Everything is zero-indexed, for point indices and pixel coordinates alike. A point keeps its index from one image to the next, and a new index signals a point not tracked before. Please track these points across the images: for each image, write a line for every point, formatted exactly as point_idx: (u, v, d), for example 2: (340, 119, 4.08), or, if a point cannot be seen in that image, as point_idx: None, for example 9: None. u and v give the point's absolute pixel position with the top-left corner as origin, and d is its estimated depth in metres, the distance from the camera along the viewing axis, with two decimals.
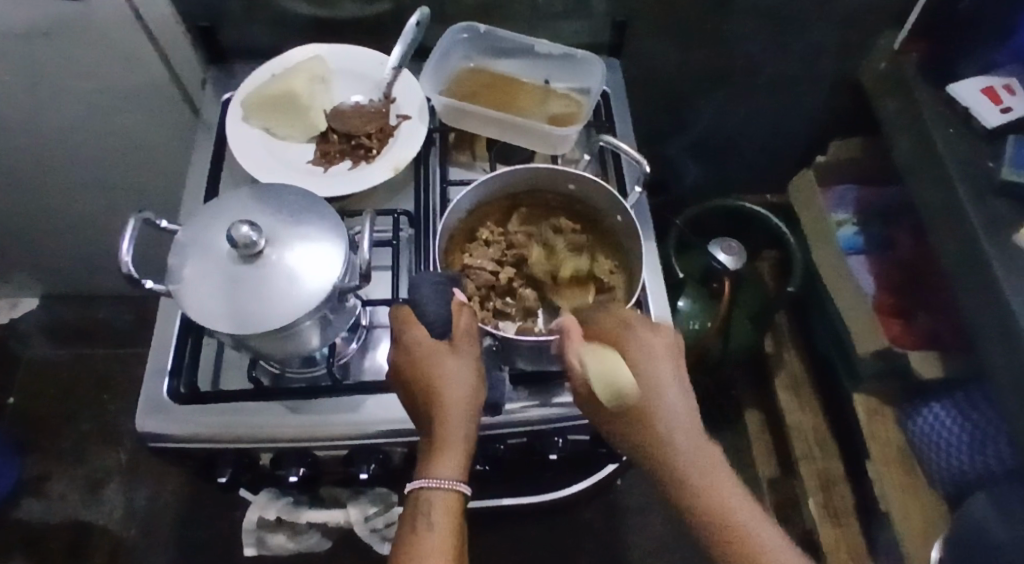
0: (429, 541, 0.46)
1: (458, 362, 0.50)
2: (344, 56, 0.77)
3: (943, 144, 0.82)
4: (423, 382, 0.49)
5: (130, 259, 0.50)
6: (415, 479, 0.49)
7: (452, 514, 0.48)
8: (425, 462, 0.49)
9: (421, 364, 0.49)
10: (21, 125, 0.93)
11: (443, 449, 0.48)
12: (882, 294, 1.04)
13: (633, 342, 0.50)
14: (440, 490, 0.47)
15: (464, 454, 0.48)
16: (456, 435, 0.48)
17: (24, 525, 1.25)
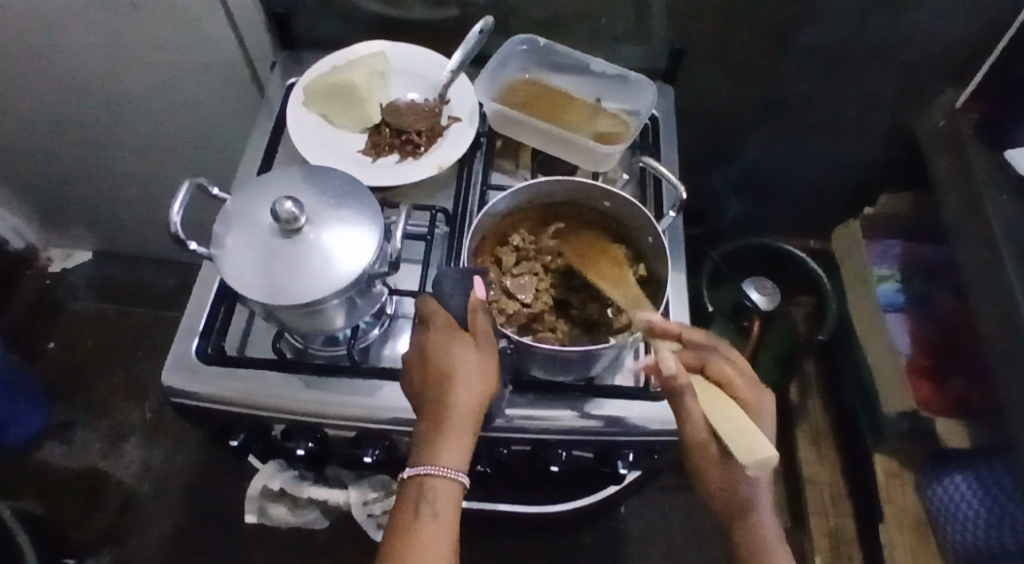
0: (430, 527, 0.49)
1: (478, 357, 0.50)
2: (406, 54, 0.80)
3: (993, 209, 0.80)
4: (440, 374, 0.50)
5: (179, 221, 0.52)
6: (416, 465, 0.50)
7: (452, 501, 0.50)
8: (428, 449, 0.50)
9: (443, 355, 0.50)
10: (99, 85, 0.99)
11: (451, 440, 0.49)
12: (916, 354, 1.02)
13: (753, 401, 0.53)
14: (444, 479, 0.49)
15: (470, 446, 0.50)
16: (465, 427, 0.50)
17: (45, 466, 1.30)
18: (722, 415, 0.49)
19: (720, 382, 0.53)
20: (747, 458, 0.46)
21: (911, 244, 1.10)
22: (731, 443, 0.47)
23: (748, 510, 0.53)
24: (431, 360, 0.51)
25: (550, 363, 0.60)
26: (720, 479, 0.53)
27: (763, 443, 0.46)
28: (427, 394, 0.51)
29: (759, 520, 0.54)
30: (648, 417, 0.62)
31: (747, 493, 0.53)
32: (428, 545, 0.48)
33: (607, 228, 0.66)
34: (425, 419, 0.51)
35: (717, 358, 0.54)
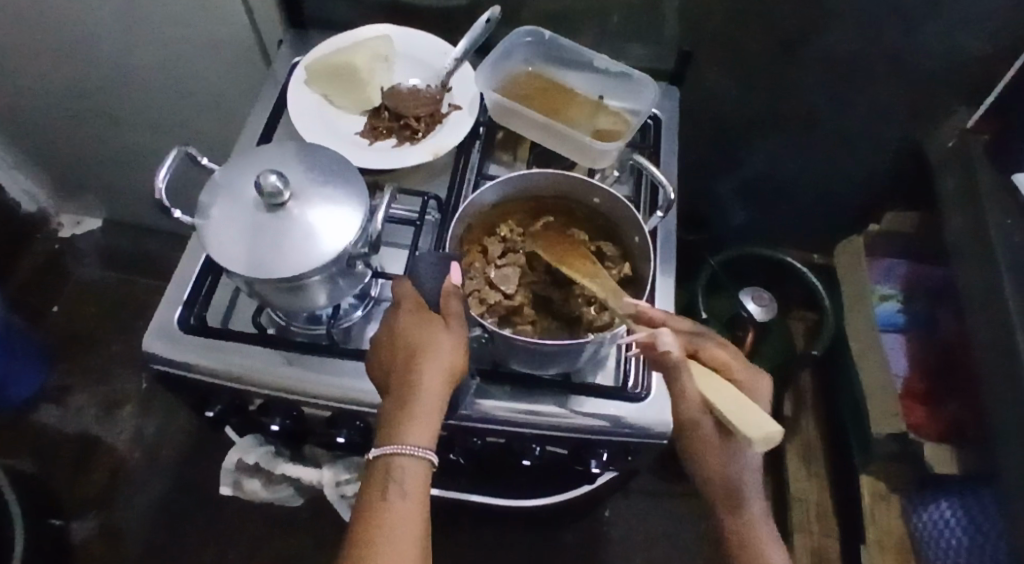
0: (399, 508, 0.48)
1: (448, 338, 0.51)
2: (412, 40, 0.80)
3: (997, 232, 0.79)
4: (410, 354, 0.50)
5: (163, 187, 0.53)
6: (383, 445, 0.49)
7: (421, 482, 0.49)
8: (394, 428, 0.49)
9: (413, 334, 0.50)
10: (113, 53, 1.00)
11: (418, 418, 0.49)
12: (912, 378, 1.01)
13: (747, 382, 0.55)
14: (412, 458, 0.49)
15: (437, 426, 0.50)
16: (433, 406, 0.49)
17: (39, 427, 1.32)
18: (722, 395, 0.50)
19: (715, 366, 0.55)
20: (752, 432, 0.47)
21: (915, 264, 1.08)
22: (733, 420, 0.48)
23: (739, 494, 0.55)
24: (401, 341, 0.51)
25: (528, 359, 0.59)
26: (716, 461, 0.54)
27: (766, 419, 0.48)
28: (394, 375, 0.51)
29: (747, 501, 0.56)
30: (623, 417, 0.62)
31: (738, 476, 0.54)
32: (394, 526, 0.47)
33: (595, 225, 0.65)
34: (391, 400, 0.51)
35: (711, 344, 0.56)
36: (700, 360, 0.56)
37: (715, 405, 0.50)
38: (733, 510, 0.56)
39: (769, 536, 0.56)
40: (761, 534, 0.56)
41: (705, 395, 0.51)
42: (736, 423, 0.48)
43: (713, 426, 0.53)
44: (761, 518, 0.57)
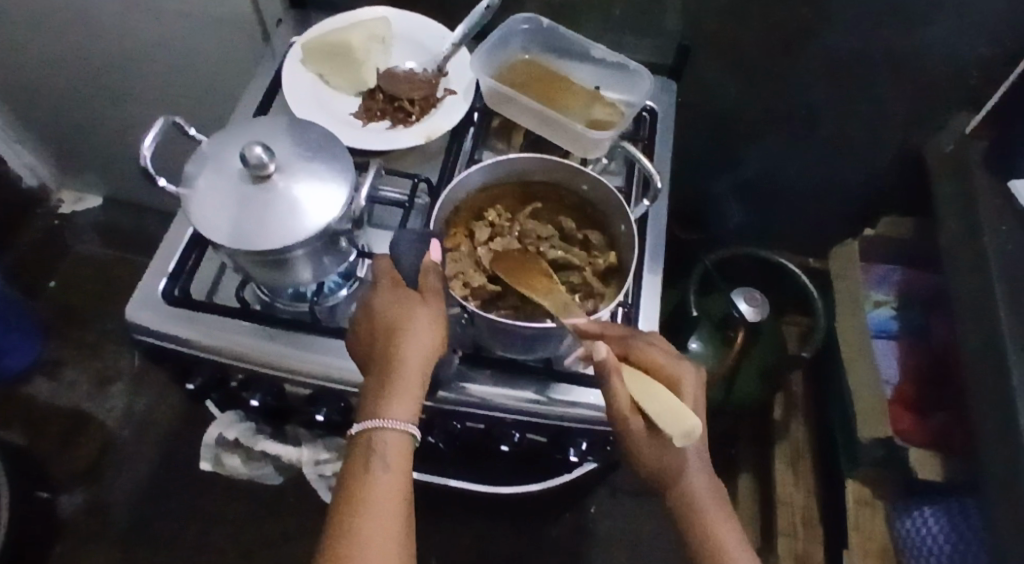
0: (381, 480, 0.48)
1: (428, 313, 0.51)
2: (410, 23, 0.80)
3: (991, 238, 0.78)
4: (390, 328, 0.50)
5: (148, 155, 0.53)
6: (365, 420, 0.50)
7: (402, 455, 0.49)
8: (376, 403, 0.49)
9: (393, 310, 0.51)
10: (115, 27, 1.00)
11: (399, 391, 0.49)
12: (905, 384, 1.01)
13: (673, 374, 0.53)
14: (393, 431, 0.49)
15: (418, 400, 0.50)
16: (414, 380, 0.50)
17: (31, 400, 1.32)
18: (649, 394, 0.50)
19: (643, 365, 0.54)
20: (674, 430, 0.47)
21: (910, 271, 1.08)
22: (660, 420, 0.48)
23: (680, 482, 0.55)
24: (380, 318, 0.51)
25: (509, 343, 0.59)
26: (651, 456, 0.53)
27: (690, 417, 0.47)
28: (375, 351, 0.51)
29: (693, 489, 0.55)
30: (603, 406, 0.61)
31: (676, 465, 0.54)
32: (377, 498, 0.47)
33: (583, 214, 0.65)
34: (372, 376, 0.51)
35: (639, 342, 0.54)
36: (629, 362, 0.54)
37: (644, 408, 0.49)
38: (682, 499, 0.55)
39: (726, 521, 0.55)
40: (716, 520, 0.55)
41: (635, 398, 0.50)
42: (663, 423, 0.47)
43: (644, 424, 0.51)
44: (714, 503, 0.56)
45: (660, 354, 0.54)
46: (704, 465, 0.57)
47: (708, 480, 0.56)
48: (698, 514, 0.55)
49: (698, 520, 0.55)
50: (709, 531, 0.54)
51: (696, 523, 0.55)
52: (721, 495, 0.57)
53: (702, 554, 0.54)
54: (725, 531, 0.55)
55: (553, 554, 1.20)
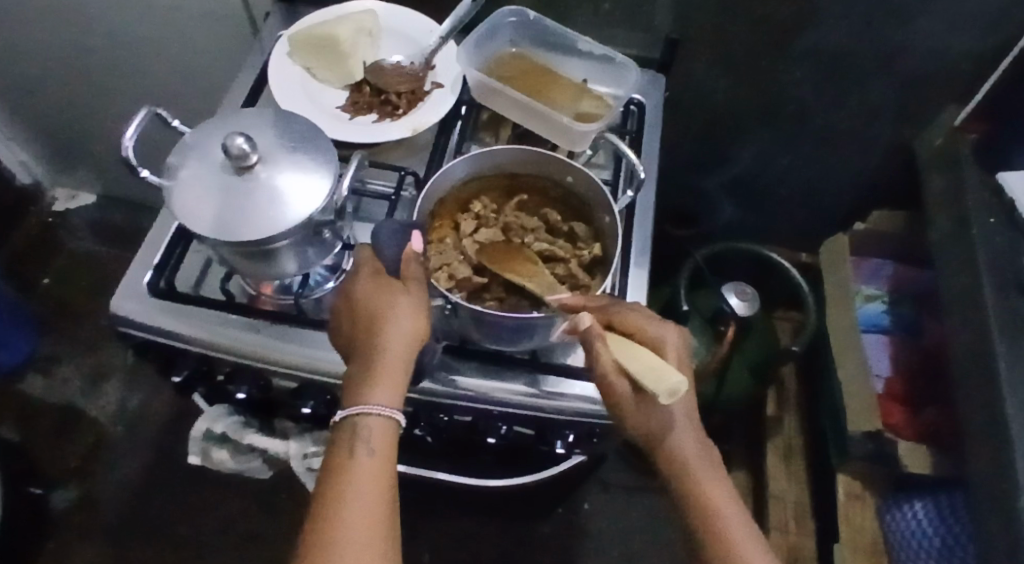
0: (365, 464, 0.48)
1: (410, 301, 0.51)
2: (399, 17, 0.80)
3: (979, 231, 0.78)
4: (373, 314, 0.51)
5: (130, 145, 0.53)
6: (348, 407, 0.50)
7: (387, 441, 0.49)
8: (359, 390, 0.50)
9: (375, 298, 0.51)
10: (104, 21, 1.00)
11: (382, 377, 0.49)
12: (895, 379, 1.01)
13: (654, 336, 0.53)
14: (377, 417, 0.49)
15: (402, 387, 0.50)
16: (397, 367, 0.50)
17: (23, 397, 1.32)
18: (632, 356, 0.50)
19: (628, 331, 0.54)
20: (657, 388, 0.47)
21: (902, 265, 1.08)
22: (642, 379, 0.48)
23: (666, 444, 0.53)
24: (363, 305, 0.51)
25: (495, 335, 0.59)
26: (638, 418, 0.53)
27: (673, 374, 0.47)
28: (359, 338, 0.52)
29: (683, 451, 0.53)
30: (589, 398, 0.61)
31: (662, 425, 0.53)
32: (361, 483, 0.47)
33: (569, 206, 0.65)
34: (356, 362, 0.51)
35: (623, 308, 0.54)
36: (614, 329, 0.54)
37: (626, 368, 0.49)
38: (669, 458, 0.53)
39: (717, 480, 0.53)
40: (705, 479, 0.53)
41: (619, 361, 0.50)
42: (646, 382, 0.48)
43: (631, 389, 0.51)
44: (704, 462, 0.53)
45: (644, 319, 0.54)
46: (692, 424, 0.55)
47: (698, 440, 0.54)
48: (687, 473, 0.53)
49: (686, 479, 0.53)
50: (699, 490, 0.52)
51: (684, 481, 0.53)
52: (712, 455, 0.55)
53: (694, 515, 0.52)
54: (715, 490, 0.52)
55: (547, 549, 1.20)
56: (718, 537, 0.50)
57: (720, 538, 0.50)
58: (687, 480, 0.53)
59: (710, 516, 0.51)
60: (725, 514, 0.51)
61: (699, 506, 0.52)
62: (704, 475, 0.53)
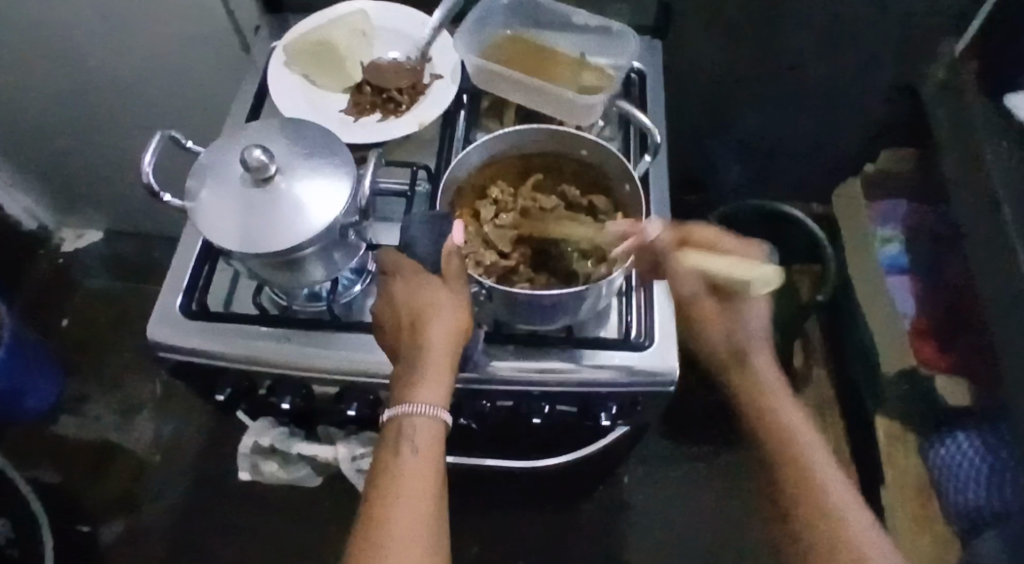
0: (412, 463, 0.48)
1: (449, 294, 0.52)
2: (390, 14, 0.80)
3: (992, 156, 0.79)
4: (414, 314, 0.51)
5: (150, 171, 0.54)
6: (395, 405, 0.50)
7: (433, 440, 0.50)
8: (406, 390, 0.50)
9: (414, 294, 0.51)
10: (93, 56, 1.00)
11: (428, 378, 0.50)
12: (921, 317, 1.02)
13: (735, 248, 0.57)
14: (423, 416, 0.49)
15: (447, 386, 0.50)
16: (441, 367, 0.50)
17: (59, 438, 1.33)
18: (712, 262, 0.56)
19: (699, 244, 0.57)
20: (753, 278, 0.54)
21: (916, 205, 1.08)
22: (737, 274, 0.55)
23: (745, 363, 0.58)
24: (403, 305, 0.52)
25: (529, 315, 0.59)
26: (717, 330, 0.59)
27: (760, 268, 0.55)
28: (401, 340, 0.52)
29: (759, 373, 0.58)
30: (630, 367, 0.62)
31: (741, 349, 0.58)
32: (408, 480, 0.47)
33: (586, 180, 0.65)
34: (402, 364, 0.52)
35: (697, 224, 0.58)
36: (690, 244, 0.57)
37: (713, 272, 0.55)
38: (750, 394, 0.58)
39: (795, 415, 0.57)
40: (786, 413, 0.57)
41: (700, 270, 0.56)
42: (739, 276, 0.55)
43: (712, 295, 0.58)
44: (785, 400, 0.58)
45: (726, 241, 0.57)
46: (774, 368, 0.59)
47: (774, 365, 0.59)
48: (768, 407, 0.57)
49: (767, 412, 0.57)
50: (778, 421, 0.56)
51: (764, 413, 0.57)
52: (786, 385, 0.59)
53: (764, 435, 0.56)
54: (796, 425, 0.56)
55: (590, 525, 1.21)
56: (792, 459, 0.54)
57: (794, 460, 0.54)
58: (768, 413, 0.57)
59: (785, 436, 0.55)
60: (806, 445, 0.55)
61: (779, 435, 0.56)
62: (780, 402, 0.57)
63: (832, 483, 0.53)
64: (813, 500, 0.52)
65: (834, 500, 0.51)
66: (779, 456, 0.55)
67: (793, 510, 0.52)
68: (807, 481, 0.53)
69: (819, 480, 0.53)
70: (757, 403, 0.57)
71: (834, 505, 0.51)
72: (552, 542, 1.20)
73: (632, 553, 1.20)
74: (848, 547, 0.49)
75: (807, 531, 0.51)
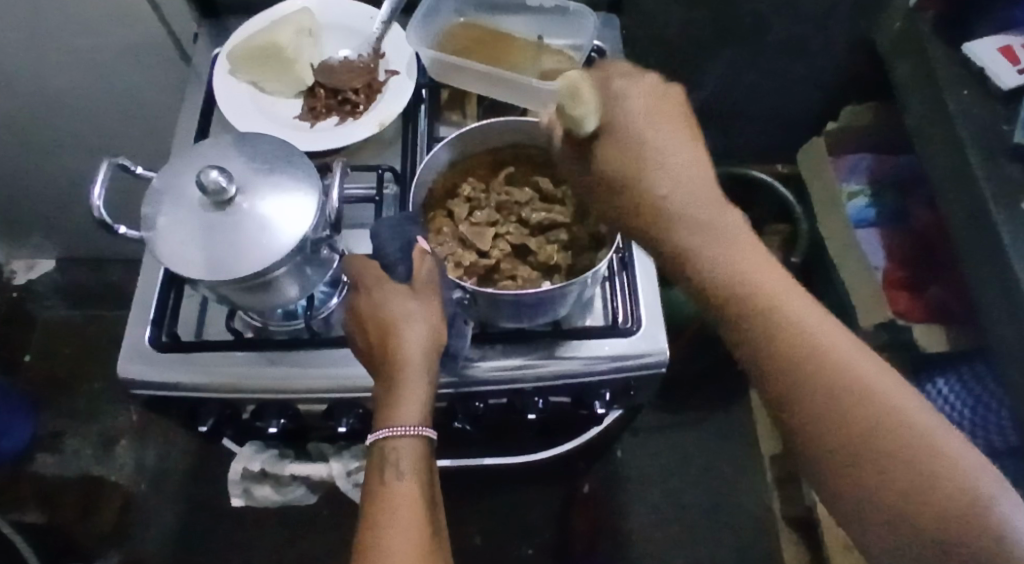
0: (400, 489, 0.46)
1: (419, 304, 0.50)
2: (336, 9, 0.76)
3: (956, 108, 0.81)
4: (383, 329, 0.49)
5: (100, 204, 0.51)
6: (377, 430, 0.48)
7: (421, 461, 0.47)
8: (387, 411, 0.48)
9: (382, 307, 0.50)
10: (23, 79, 0.94)
11: (408, 396, 0.48)
12: (892, 267, 1.04)
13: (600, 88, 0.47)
14: (406, 436, 0.47)
15: (427, 400, 0.49)
16: (421, 382, 0.49)
17: (38, 478, 1.29)
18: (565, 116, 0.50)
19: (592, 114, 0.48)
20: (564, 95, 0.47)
21: (880, 156, 1.11)
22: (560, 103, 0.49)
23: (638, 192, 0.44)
24: (371, 320, 0.50)
25: (515, 314, 0.58)
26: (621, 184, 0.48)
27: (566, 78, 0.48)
28: (376, 358, 0.50)
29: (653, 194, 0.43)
30: (620, 354, 0.61)
31: (629, 182, 0.44)
32: (397, 508, 0.45)
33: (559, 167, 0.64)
34: (379, 383, 0.50)
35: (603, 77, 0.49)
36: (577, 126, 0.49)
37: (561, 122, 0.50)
38: (716, 284, 0.40)
39: (793, 298, 0.39)
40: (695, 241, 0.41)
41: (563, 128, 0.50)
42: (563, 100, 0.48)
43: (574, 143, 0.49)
44: (765, 271, 0.40)
45: (616, 73, 0.48)
46: (703, 194, 0.43)
47: (686, 176, 0.43)
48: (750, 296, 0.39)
49: (753, 302, 0.39)
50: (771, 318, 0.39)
51: (753, 312, 0.39)
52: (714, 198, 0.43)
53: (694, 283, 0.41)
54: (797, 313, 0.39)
55: (589, 503, 1.22)
56: (745, 310, 0.39)
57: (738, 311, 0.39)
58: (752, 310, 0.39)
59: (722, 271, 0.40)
60: (828, 342, 0.37)
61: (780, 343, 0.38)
62: (709, 232, 0.41)
63: (806, 327, 0.38)
64: (803, 366, 0.37)
65: (892, 404, 0.35)
66: (784, 361, 0.38)
67: (828, 442, 0.36)
68: (840, 404, 0.36)
69: (859, 399, 0.36)
70: (734, 293, 0.40)
71: (872, 400, 0.36)
72: (555, 524, 1.21)
73: (634, 525, 1.21)
74: (896, 437, 0.35)
75: (854, 472, 0.35)
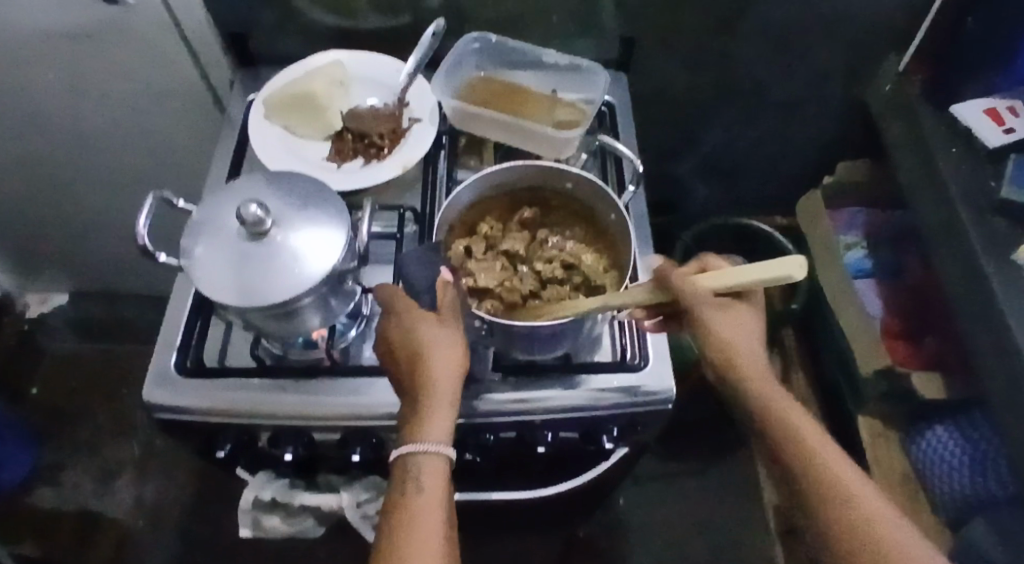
0: (420, 502, 0.47)
1: (443, 329, 0.53)
2: (365, 60, 0.82)
3: (944, 165, 0.86)
4: (411, 348, 0.52)
5: (145, 232, 0.54)
6: (402, 444, 0.50)
7: (440, 476, 0.49)
8: (412, 428, 0.50)
9: (410, 331, 0.52)
10: (59, 119, 0.99)
11: (432, 413, 0.50)
12: (890, 317, 1.08)
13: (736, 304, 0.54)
14: (429, 452, 0.49)
15: (450, 418, 0.50)
16: (444, 400, 0.50)
17: (35, 511, 1.28)
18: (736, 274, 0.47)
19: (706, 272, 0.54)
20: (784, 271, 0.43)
21: (874, 211, 1.16)
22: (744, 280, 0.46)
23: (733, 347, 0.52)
24: (399, 341, 0.53)
25: (529, 344, 0.60)
26: (734, 333, 0.52)
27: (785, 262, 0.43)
28: (403, 376, 0.53)
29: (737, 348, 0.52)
30: (629, 389, 0.63)
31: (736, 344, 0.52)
32: (416, 521, 0.47)
33: (572, 210, 0.68)
34: (407, 402, 0.52)
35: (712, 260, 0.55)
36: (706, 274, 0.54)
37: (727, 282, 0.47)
38: (796, 446, 0.48)
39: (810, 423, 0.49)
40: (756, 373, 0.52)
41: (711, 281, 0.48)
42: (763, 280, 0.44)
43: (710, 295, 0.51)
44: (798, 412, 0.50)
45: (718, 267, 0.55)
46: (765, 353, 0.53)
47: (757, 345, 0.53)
48: (807, 447, 0.48)
49: (803, 437, 0.49)
50: (817, 453, 0.48)
51: (786, 434, 0.49)
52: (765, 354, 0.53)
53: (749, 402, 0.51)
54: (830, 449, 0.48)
55: (589, 549, 1.22)
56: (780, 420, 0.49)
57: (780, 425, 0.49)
58: (793, 441, 0.48)
59: (765, 403, 0.51)
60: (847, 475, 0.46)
61: (818, 475, 0.47)
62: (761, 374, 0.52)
63: (824, 448, 0.48)
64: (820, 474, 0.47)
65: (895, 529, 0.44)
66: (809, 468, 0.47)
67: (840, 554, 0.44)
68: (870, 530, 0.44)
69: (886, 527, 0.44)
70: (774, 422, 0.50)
71: (880, 522, 0.44)
72: None
73: None
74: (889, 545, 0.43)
75: None
